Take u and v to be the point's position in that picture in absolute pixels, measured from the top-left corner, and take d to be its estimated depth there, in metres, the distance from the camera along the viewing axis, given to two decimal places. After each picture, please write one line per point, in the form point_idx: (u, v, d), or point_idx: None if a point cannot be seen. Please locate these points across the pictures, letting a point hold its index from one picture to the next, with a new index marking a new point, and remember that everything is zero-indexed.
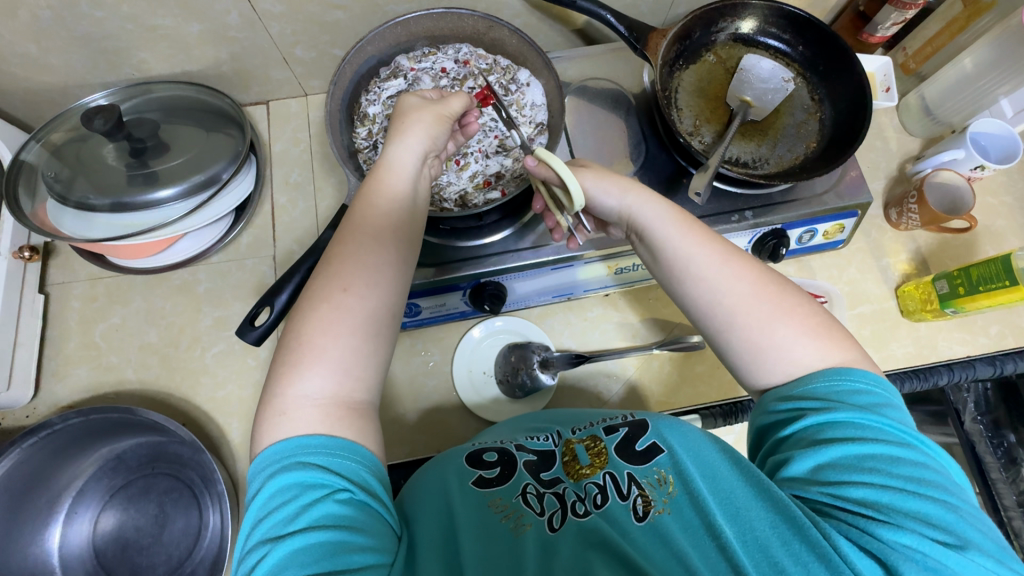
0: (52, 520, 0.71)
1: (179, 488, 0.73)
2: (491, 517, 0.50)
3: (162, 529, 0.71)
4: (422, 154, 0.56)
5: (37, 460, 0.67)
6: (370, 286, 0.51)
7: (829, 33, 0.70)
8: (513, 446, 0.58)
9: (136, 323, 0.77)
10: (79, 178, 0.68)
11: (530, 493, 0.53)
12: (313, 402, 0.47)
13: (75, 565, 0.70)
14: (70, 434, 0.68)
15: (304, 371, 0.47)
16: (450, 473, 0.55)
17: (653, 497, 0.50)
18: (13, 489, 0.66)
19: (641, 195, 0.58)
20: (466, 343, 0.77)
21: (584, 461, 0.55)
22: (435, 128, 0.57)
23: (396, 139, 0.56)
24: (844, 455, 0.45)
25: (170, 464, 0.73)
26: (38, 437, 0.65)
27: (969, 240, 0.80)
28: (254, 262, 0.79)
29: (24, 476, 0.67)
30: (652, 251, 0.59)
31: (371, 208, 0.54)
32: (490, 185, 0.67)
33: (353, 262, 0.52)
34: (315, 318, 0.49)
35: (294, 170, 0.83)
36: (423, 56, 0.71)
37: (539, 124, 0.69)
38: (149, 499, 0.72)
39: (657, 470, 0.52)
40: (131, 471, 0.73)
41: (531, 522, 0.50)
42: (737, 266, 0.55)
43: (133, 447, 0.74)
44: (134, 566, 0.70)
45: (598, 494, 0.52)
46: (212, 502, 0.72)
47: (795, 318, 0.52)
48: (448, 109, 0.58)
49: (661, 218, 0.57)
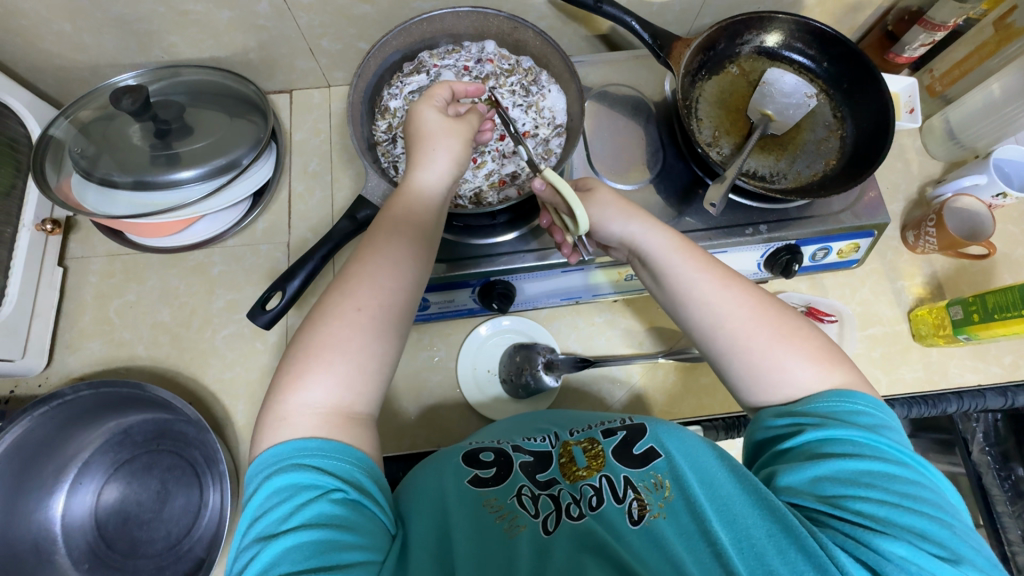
0: (61, 489, 0.72)
1: (182, 466, 0.73)
2: (483, 516, 0.51)
3: (163, 505, 0.72)
4: (445, 176, 0.58)
5: (46, 428, 0.68)
6: (376, 294, 0.52)
7: (854, 51, 0.70)
8: (510, 447, 0.58)
9: (151, 301, 0.78)
10: (104, 155, 0.69)
11: (525, 495, 0.53)
12: (312, 410, 0.47)
13: (77, 534, 0.71)
14: (81, 405, 0.69)
15: (308, 381, 0.48)
16: (446, 470, 0.56)
17: (649, 501, 0.50)
18: (20, 456, 0.67)
19: (643, 222, 0.58)
20: (472, 341, 0.77)
21: (581, 463, 0.55)
22: (461, 151, 0.58)
23: (419, 159, 0.57)
24: (842, 470, 0.45)
25: (175, 442, 0.74)
26: (49, 406, 0.66)
27: (987, 267, 0.79)
28: (268, 248, 0.80)
29: (36, 445, 0.69)
30: (653, 277, 0.59)
31: (401, 222, 0.55)
32: (505, 184, 0.68)
33: (368, 282, 0.52)
34: (326, 333, 0.50)
35: (313, 160, 0.84)
36: (446, 53, 0.72)
37: (557, 126, 0.69)
38: (153, 475, 0.73)
39: (653, 474, 0.52)
40: (136, 446, 0.74)
41: (525, 524, 0.50)
42: (738, 296, 0.55)
43: (141, 425, 0.75)
44: (135, 539, 0.71)
45: (594, 496, 0.52)
46: (213, 482, 0.73)
47: (791, 340, 0.52)
48: (469, 127, 0.59)
49: (664, 248, 0.57)
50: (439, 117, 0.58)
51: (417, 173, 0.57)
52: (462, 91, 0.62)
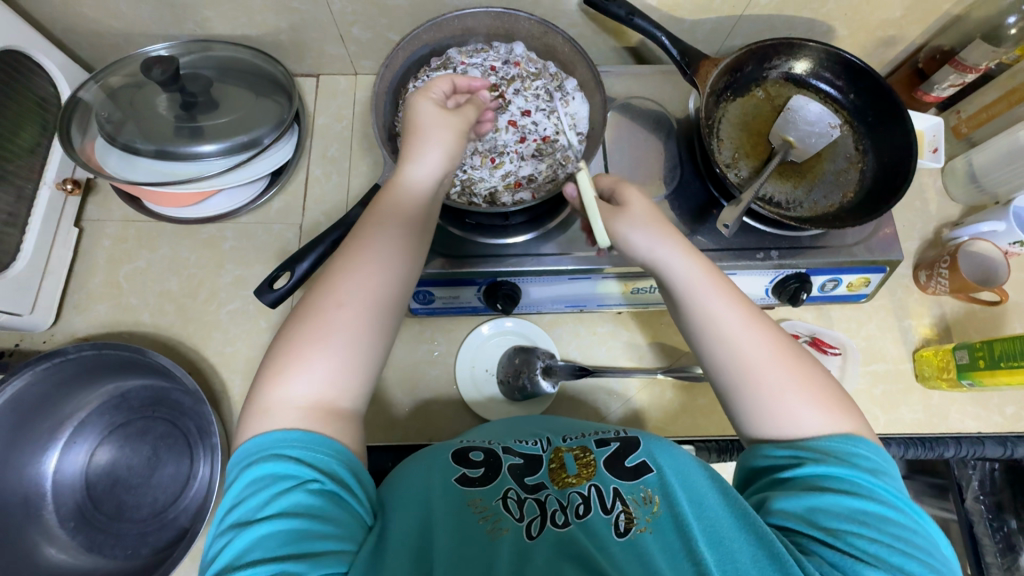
0: (55, 446, 0.73)
1: (175, 435, 0.74)
2: (467, 515, 0.51)
3: (153, 472, 0.73)
4: (437, 170, 0.57)
5: (47, 384, 0.69)
6: (356, 288, 0.52)
7: (882, 85, 0.70)
8: (500, 448, 0.58)
9: (160, 270, 0.79)
10: (129, 122, 0.70)
11: (511, 498, 0.53)
12: (297, 405, 0.47)
13: (66, 492, 0.72)
14: (82, 364, 0.69)
15: (290, 376, 0.48)
16: (436, 464, 0.56)
17: (636, 514, 0.50)
18: (18, 409, 0.68)
19: (675, 249, 0.56)
20: (473, 339, 0.78)
21: (571, 470, 0.55)
22: (456, 146, 0.58)
23: (408, 155, 0.56)
24: (838, 506, 0.45)
25: (170, 410, 0.74)
26: (51, 363, 0.67)
27: (997, 314, 0.78)
28: (281, 228, 0.81)
29: (34, 401, 0.70)
30: (674, 306, 0.57)
31: (381, 224, 0.55)
32: (520, 186, 0.67)
33: (350, 276, 0.52)
34: (307, 328, 0.50)
35: (333, 145, 0.85)
36: (475, 51, 0.72)
37: (578, 134, 0.69)
38: (145, 441, 0.74)
39: (643, 488, 0.52)
40: (132, 411, 0.75)
41: (508, 527, 0.50)
42: (761, 336, 0.53)
43: (138, 390, 0.75)
44: (122, 503, 0.72)
45: (581, 505, 0.52)
46: (204, 453, 0.73)
47: (805, 386, 0.51)
48: (465, 119, 0.58)
49: (692, 279, 0.55)
50: (433, 108, 0.57)
51: (407, 170, 0.56)
52: (464, 84, 0.62)
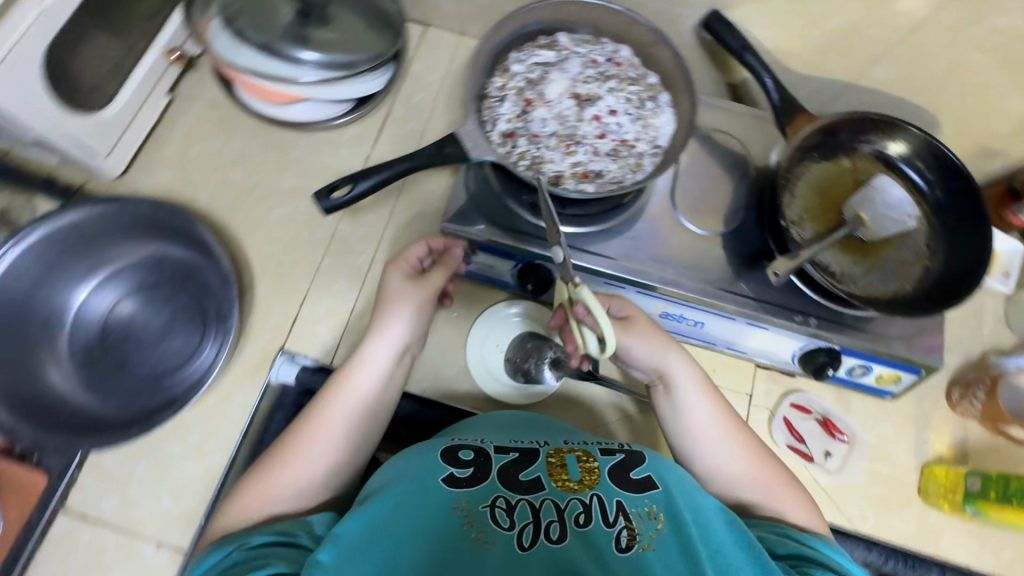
0: (90, 280, 0.75)
1: (196, 311, 0.74)
2: (450, 518, 0.51)
3: (163, 338, 0.73)
4: (398, 346, 0.63)
5: (106, 223, 0.73)
6: (353, 366, 0.62)
7: (974, 190, 0.68)
8: (492, 447, 0.59)
9: (228, 158, 0.82)
10: (244, 14, 0.73)
11: (499, 507, 0.52)
12: (296, 487, 0.56)
13: (83, 328, 0.73)
14: (142, 214, 0.73)
15: (287, 469, 0.57)
16: (419, 465, 0.56)
17: (640, 530, 0.51)
18: (74, 237, 0.72)
19: (678, 354, 0.63)
20: (494, 311, 0.78)
21: (574, 475, 0.56)
22: (415, 318, 0.64)
23: (372, 335, 0.63)
24: (826, 572, 0.51)
25: (198, 286, 0.74)
26: (119, 204, 0.72)
27: (1021, 456, 0.75)
28: (348, 154, 0.83)
29: (86, 228, 0.72)
30: (673, 407, 0.64)
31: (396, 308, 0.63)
32: (586, 179, 0.65)
33: (354, 363, 0.62)
34: (319, 402, 0.61)
35: (420, 93, 0.86)
36: (583, 41, 0.71)
37: (658, 148, 0.66)
38: (167, 307, 0.74)
39: (648, 503, 0.53)
40: (165, 275, 0.75)
41: (495, 540, 0.49)
42: (744, 458, 0.62)
43: (175, 255, 0.75)
44: (126, 357, 0.72)
45: (582, 514, 0.52)
46: (214, 336, 0.72)
47: (785, 494, 0.60)
48: (430, 285, 0.65)
49: (690, 384, 0.63)
50: (401, 281, 0.64)
51: (366, 349, 0.63)
52: (439, 244, 0.67)
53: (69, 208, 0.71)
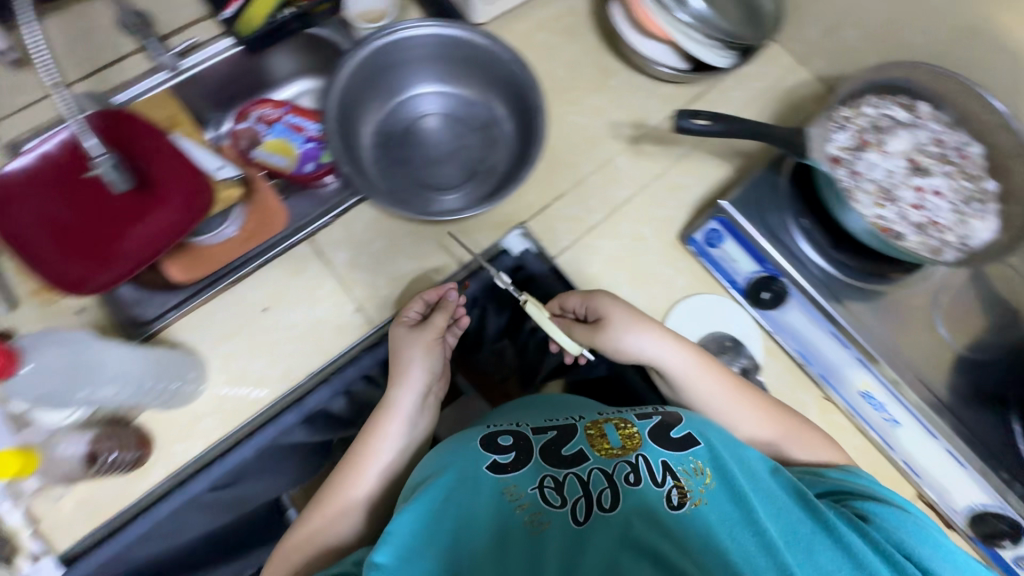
0: (436, 82, 0.80)
1: (472, 160, 0.80)
2: (506, 505, 0.55)
3: (436, 162, 0.79)
4: (422, 390, 0.69)
5: (474, 52, 0.75)
6: (405, 381, 0.68)
7: None
8: (525, 431, 0.63)
9: (556, 55, 0.86)
10: None
11: (547, 488, 0.56)
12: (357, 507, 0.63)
13: (390, 109, 0.80)
14: (504, 70, 0.74)
15: (351, 481, 0.64)
16: (463, 454, 0.60)
17: (690, 487, 0.55)
18: (445, 44, 0.74)
19: (666, 339, 0.67)
20: (705, 298, 0.77)
21: (614, 442, 0.60)
22: (429, 356, 0.69)
23: (394, 383, 0.68)
24: (882, 514, 0.54)
25: (489, 145, 0.80)
26: (497, 50, 0.72)
27: None
28: (654, 106, 0.85)
29: (478, 57, 0.76)
30: (675, 389, 0.69)
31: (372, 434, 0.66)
32: (886, 234, 0.65)
33: (400, 385, 0.68)
34: (374, 424, 0.67)
35: (741, 87, 0.87)
36: (941, 118, 0.70)
37: (964, 246, 0.65)
38: (456, 142, 0.80)
39: (693, 460, 0.57)
40: (472, 118, 0.81)
41: (550, 520, 0.54)
42: (744, 412, 0.67)
43: (501, 125, 0.80)
44: (402, 153, 0.79)
45: (631, 474, 0.56)
46: (469, 190, 0.78)
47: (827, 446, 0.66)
48: (436, 327, 0.69)
49: (685, 366, 0.67)
50: (405, 330, 0.69)
51: (391, 394, 0.68)
52: (433, 294, 0.71)
53: (466, 26, 0.72)
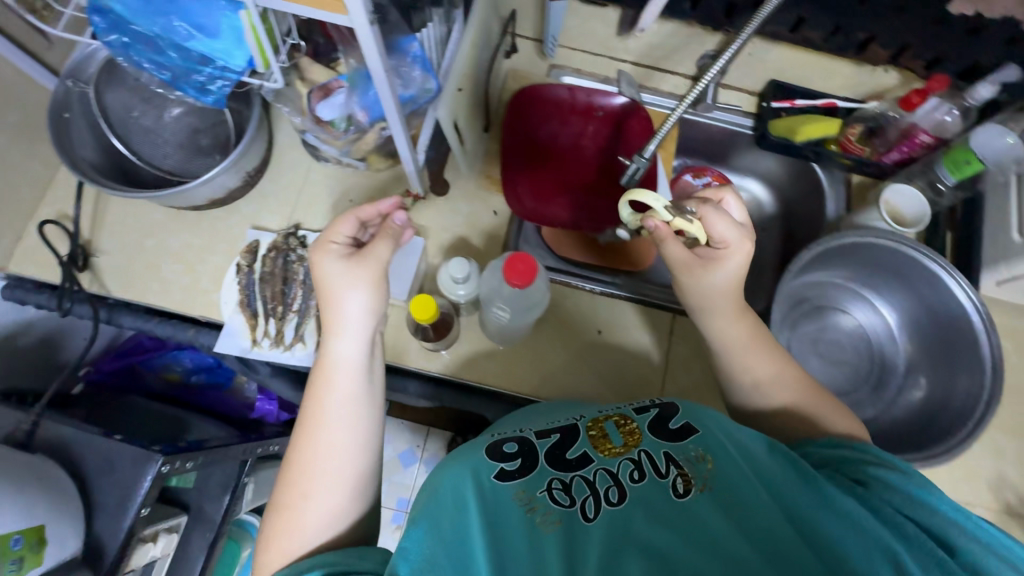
0: (894, 314, 0.75)
1: (842, 383, 0.75)
2: (521, 522, 0.43)
3: (817, 351, 0.77)
4: (368, 332, 0.54)
5: (960, 340, 0.67)
6: (353, 334, 0.53)
7: None
8: (531, 434, 0.51)
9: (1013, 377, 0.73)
10: None
11: (557, 491, 0.45)
12: (331, 509, 0.49)
13: (834, 282, 0.77)
14: (964, 379, 0.66)
15: (315, 473, 0.49)
16: (468, 460, 0.48)
17: (692, 476, 0.45)
18: (948, 307, 0.67)
19: (733, 283, 0.59)
20: None
21: (615, 439, 0.49)
22: (380, 291, 0.54)
23: (332, 332, 0.54)
24: (902, 498, 0.45)
25: (868, 392, 0.74)
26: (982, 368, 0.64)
27: None
28: None
29: (956, 349, 0.68)
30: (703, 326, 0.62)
31: (328, 387, 0.52)
32: None
33: (338, 342, 0.53)
34: (314, 404, 0.52)
35: None
36: None
37: None
38: (847, 358, 0.76)
39: (693, 448, 0.47)
40: (882, 360, 0.75)
41: (562, 522, 0.43)
42: (749, 360, 0.59)
43: (895, 395, 0.73)
44: (803, 318, 0.78)
45: (634, 470, 0.46)
46: (815, 398, 0.74)
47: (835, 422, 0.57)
48: (382, 264, 0.54)
49: (718, 310, 0.60)
50: (343, 262, 0.54)
51: (334, 345, 0.53)
52: (370, 213, 0.58)
53: (987, 323, 0.64)
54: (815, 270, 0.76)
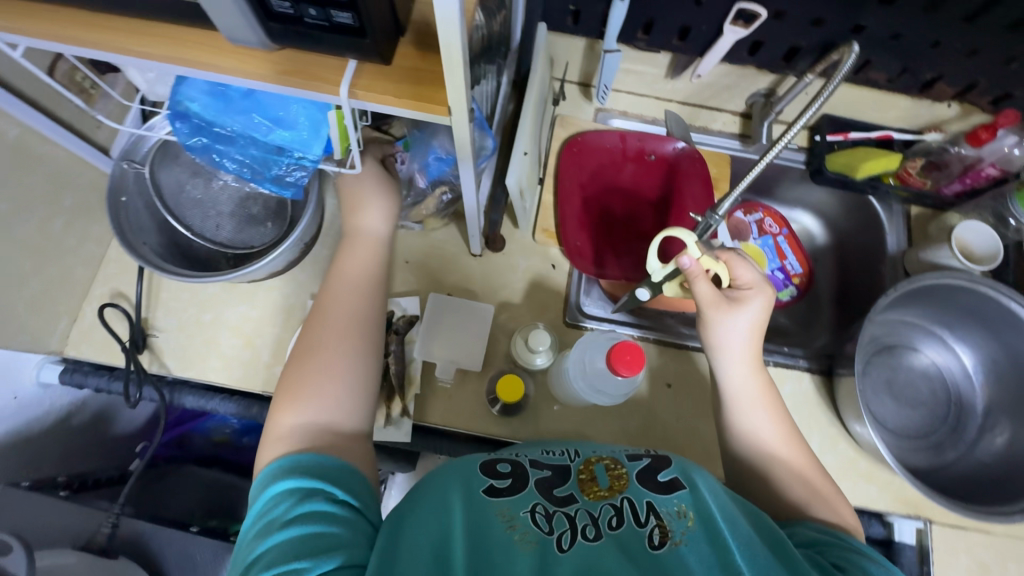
0: (970, 357, 0.74)
1: (916, 427, 0.74)
2: (495, 536, 0.43)
3: (890, 393, 0.75)
4: (387, 221, 0.61)
5: None
6: (374, 215, 0.60)
7: None
8: (527, 459, 0.50)
9: None
10: None
11: (538, 513, 0.45)
12: (310, 427, 0.50)
13: (909, 321, 0.77)
14: None
15: (307, 379, 0.52)
16: (457, 472, 0.48)
17: (672, 530, 0.44)
18: None
19: (749, 329, 0.56)
20: None
21: (602, 483, 0.47)
22: (390, 189, 0.61)
23: (354, 208, 0.61)
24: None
25: (943, 437, 0.73)
26: None
27: None
28: None
29: None
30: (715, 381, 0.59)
31: (340, 281, 0.58)
32: None
33: (357, 239, 0.60)
34: (327, 298, 0.57)
35: None
36: None
37: None
38: (921, 401, 0.75)
39: (677, 503, 0.45)
40: (959, 405, 0.74)
41: (537, 541, 0.43)
42: (758, 418, 0.56)
43: (973, 442, 0.71)
44: (877, 357, 0.76)
45: (613, 517, 0.45)
46: (892, 443, 0.72)
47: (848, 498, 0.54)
48: (392, 181, 0.62)
49: (739, 358, 0.56)
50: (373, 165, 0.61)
51: (357, 221, 0.61)
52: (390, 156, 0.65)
53: None
54: (891, 307, 0.75)
